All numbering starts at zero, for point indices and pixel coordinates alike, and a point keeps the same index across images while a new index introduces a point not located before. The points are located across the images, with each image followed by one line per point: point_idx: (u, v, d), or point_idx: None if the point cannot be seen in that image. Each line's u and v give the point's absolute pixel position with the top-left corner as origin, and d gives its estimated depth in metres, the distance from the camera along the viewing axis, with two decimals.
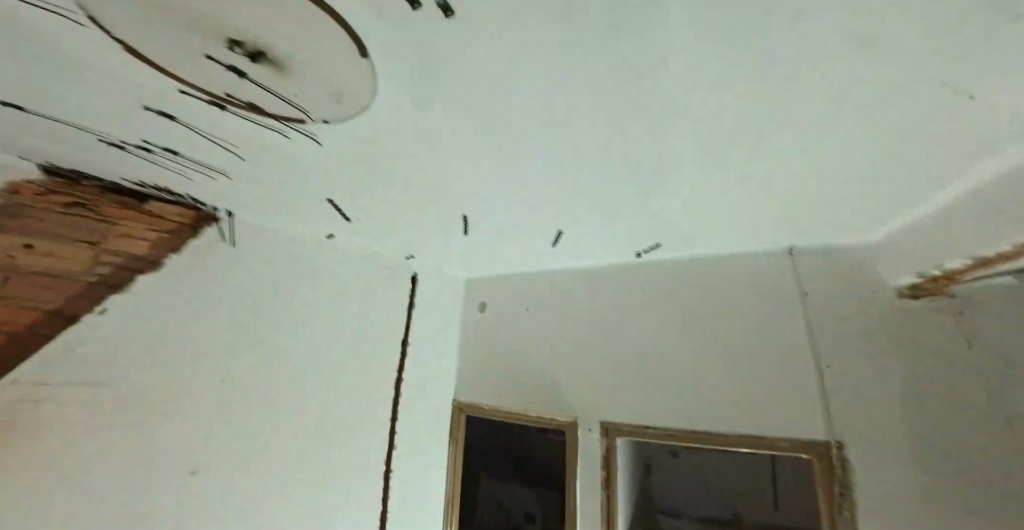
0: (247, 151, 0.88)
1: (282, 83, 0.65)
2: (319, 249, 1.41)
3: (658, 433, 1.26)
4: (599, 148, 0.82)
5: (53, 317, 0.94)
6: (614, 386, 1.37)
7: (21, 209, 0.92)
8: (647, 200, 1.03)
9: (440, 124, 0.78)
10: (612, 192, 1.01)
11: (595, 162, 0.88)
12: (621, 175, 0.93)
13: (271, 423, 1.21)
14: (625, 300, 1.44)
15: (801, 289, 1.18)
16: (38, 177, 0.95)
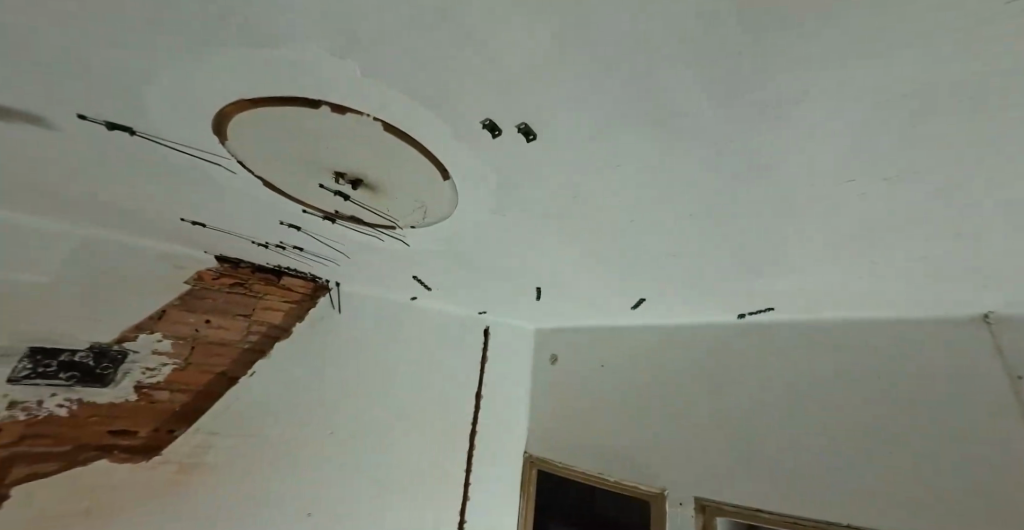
0: (352, 245, 1.06)
1: (376, 201, 0.78)
2: (404, 310, 1.58)
3: (776, 519, 1.08)
4: (665, 237, 0.84)
5: (218, 375, 1.22)
6: (694, 458, 1.28)
7: (205, 293, 1.26)
8: (718, 274, 1.02)
9: (513, 224, 0.86)
10: (680, 269, 1.02)
11: (662, 247, 0.90)
12: (689, 258, 0.94)
13: (363, 467, 1.38)
14: (708, 362, 1.34)
15: (1009, 370, 0.89)
16: (216, 269, 1.29)
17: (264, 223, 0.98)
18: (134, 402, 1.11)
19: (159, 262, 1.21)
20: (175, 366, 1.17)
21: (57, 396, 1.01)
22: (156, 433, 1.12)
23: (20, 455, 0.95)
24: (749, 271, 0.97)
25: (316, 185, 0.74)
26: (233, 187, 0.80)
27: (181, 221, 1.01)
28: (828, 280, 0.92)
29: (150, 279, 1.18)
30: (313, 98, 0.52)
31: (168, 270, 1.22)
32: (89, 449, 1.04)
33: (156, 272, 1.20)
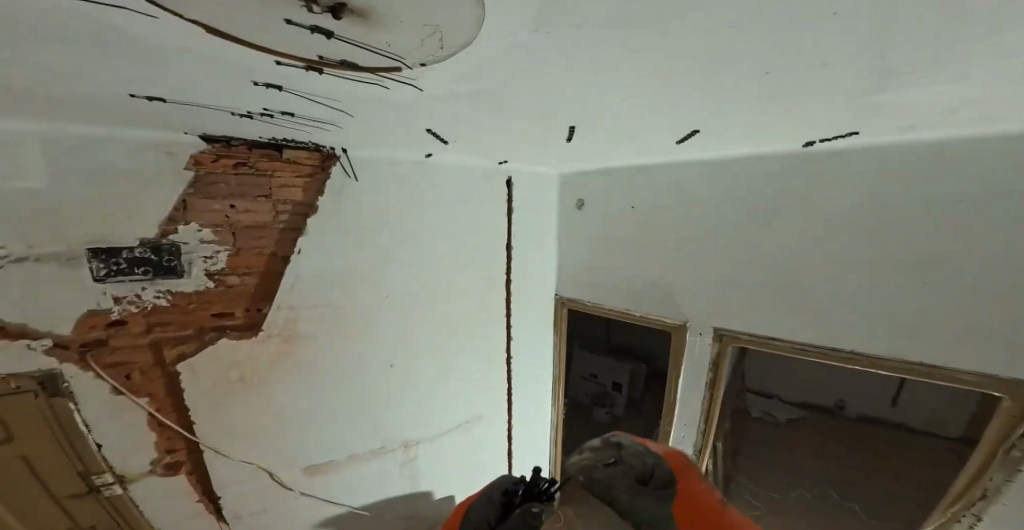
0: (354, 107, 0.90)
1: (374, 37, 0.59)
2: (422, 170, 1.48)
3: (786, 346, 1.28)
4: (741, 66, 0.67)
5: (275, 257, 1.30)
6: (716, 286, 1.40)
7: (214, 178, 1.18)
8: (793, 105, 0.86)
9: (550, 59, 0.68)
10: (745, 101, 0.86)
11: (734, 78, 0.73)
12: (761, 88, 0.78)
13: (417, 318, 1.57)
14: (738, 199, 1.32)
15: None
16: (209, 151, 1.16)
17: (242, 90, 0.79)
18: (216, 288, 1.22)
19: (147, 150, 1.07)
20: (229, 252, 1.23)
21: (148, 290, 1.12)
22: (249, 311, 1.28)
23: (160, 340, 1.16)
24: (832, 99, 0.81)
25: (284, 22, 0.53)
26: (190, 55, 0.61)
27: (131, 97, 0.80)
28: (946, 102, 0.75)
29: (149, 173, 1.08)
30: None
31: (161, 158, 1.09)
32: (208, 330, 1.22)
33: (150, 163, 1.08)
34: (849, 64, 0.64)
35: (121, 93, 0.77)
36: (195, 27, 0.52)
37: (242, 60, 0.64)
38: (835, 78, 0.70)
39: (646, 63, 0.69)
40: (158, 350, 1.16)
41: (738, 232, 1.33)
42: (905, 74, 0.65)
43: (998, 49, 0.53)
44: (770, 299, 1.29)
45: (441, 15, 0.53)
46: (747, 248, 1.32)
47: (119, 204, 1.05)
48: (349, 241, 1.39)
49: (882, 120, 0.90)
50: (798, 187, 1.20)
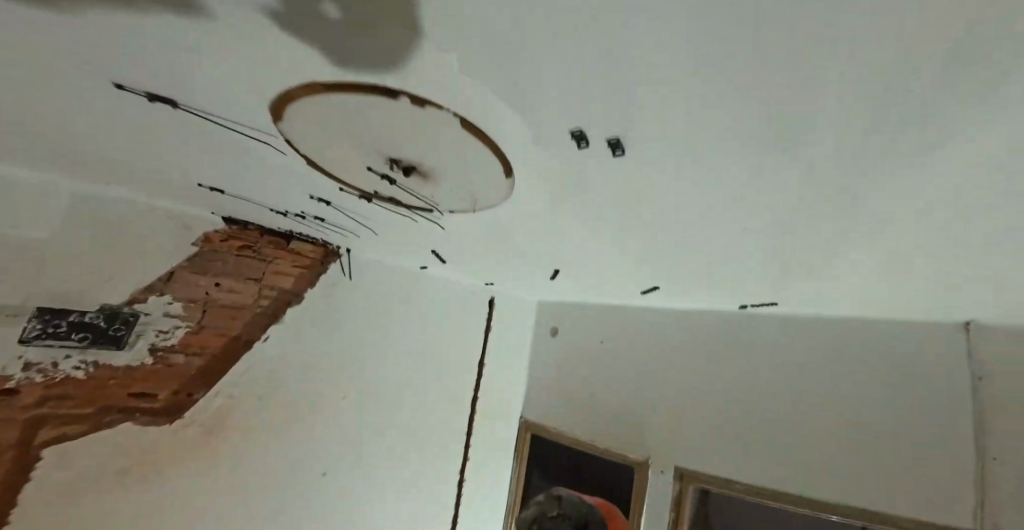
0: (379, 226, 1.06)
1: (425, 186, 0.77)
2: (415, 280, 1.61)
3: (744, 488, 1.27)
4: (691, 233, 0.88)
5: (236, 340, 1.26)
6: (672, 422, 1.46)
7: (214, 256, 1.25)
8: (732, 272, 1.08)
9: (549, 212, 0.88)
10: (699, 267, 1.08)
11: (689, 244, 0.94)
12: (708, 256, 1.00)
13: (372, 426, 1.51)
14: (692, 343, 1.50)
15: (974, 371, 0.99)
16: (222, 232, 1.26)
17: (294, 197, 0.94)
18: (153, 365, 1.14)
19: (164, 225, 1.17)
20: (188, 329, 1.19)
21: (71, 359, 1.03)
22: (176, 395, 1.17)
23: (47, 417, 1.00)
24: (761, 273, 1.04)
25: (365, 167, 0.73)
26: (265, 163, 0.78)
27: (197, 186, 0.96)
28: (831, 284, 1.00)
29: (157, 242, 1.15)
30: (395, 91, 0.52)
31: (176, 232, 1.19)
32: (114, 411, 1.09)
33: (164, 234, 1.17)
34: (765, 245, 0.86)
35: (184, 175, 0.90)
36: (301, 157, 0.73)
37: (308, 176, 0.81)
38: (755, 256, 0.94)
39: (619, 226, 0.91)
40: (33, 428, 0.98)
41: (690, 375, 1.48)
42: (801, 258, 0.89)
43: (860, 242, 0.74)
44: (717, 439, 1.37)
45: (477, 176, 0.72)
46: (696, 392, 1.45)
47: (110, 261, 1.07)
48: (325, 332, 1.42)
49: (792, 295, 1.15)
50: (739, 343, 1.40)
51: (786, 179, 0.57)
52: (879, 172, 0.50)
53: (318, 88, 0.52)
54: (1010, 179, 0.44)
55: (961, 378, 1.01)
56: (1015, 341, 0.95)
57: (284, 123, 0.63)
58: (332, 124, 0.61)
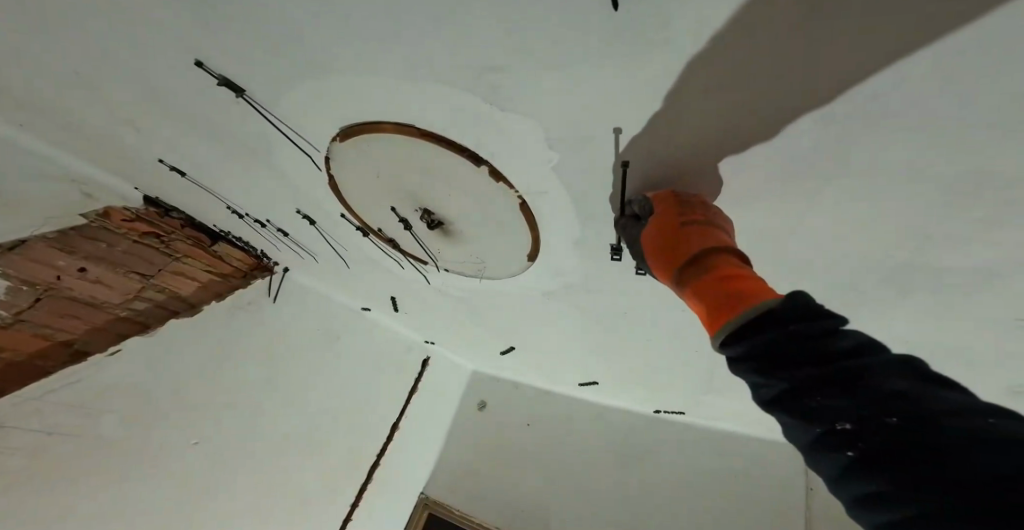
0: (352, 260, 0.97)
1: (437, 243, 0.77)
2: (351, 320, 1.47)
3: None
4: (659, 343, 1.00)
5: (63, 347, 0.88)
6: (591, 515, 1.46)
7: (101, 235, 0.95)
8: (673, 383, 1.22)
9: (546, 293, 0.92)
10: (649, 374, 1.21)
11: (655, 353, 1.06)
12: (661, 367, 1.13)
13: (249, 489, 1.10)
14: (613, 438, 1.59)
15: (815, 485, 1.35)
16: (132, 211, 1.03)
17: (279, 203, 0.83)
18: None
19: (62, 180, 0.93)
20: None
21: None
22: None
23: None
24: (694, 387, 1.21)
25: (388, 207, 0.70)
26: (279, 150, 0.69)
27: (156, 161, 0.83)
28: (741, 400, 1.22)
29: (37, 193, 0.88)
30: (482, 158, 0.59)
31: (72, 193, 0.93)
32: None
33: (54, 189, 0.91)
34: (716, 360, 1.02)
35: (161, 129, 0.73)
36: (323, 172, 0.69)
37: (316, 189, 0.74)
38: (697, 370, 1.10)
39: (604, 325, 0.98)
40: None
41: (606, 464, 1.55)
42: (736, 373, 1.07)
43: None
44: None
45: (508, 243, 0.73)
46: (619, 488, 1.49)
47: None
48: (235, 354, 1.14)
49: (704, 409, 1.36)
50: (652, 442, 1.54)
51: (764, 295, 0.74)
52: (845, 282, 0.68)
53: (409, 131, 0.58)
54: (928, 303, 0.67)
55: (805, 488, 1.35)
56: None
57: (338, 141, 0.63)
58: (395, 160, 0.63)
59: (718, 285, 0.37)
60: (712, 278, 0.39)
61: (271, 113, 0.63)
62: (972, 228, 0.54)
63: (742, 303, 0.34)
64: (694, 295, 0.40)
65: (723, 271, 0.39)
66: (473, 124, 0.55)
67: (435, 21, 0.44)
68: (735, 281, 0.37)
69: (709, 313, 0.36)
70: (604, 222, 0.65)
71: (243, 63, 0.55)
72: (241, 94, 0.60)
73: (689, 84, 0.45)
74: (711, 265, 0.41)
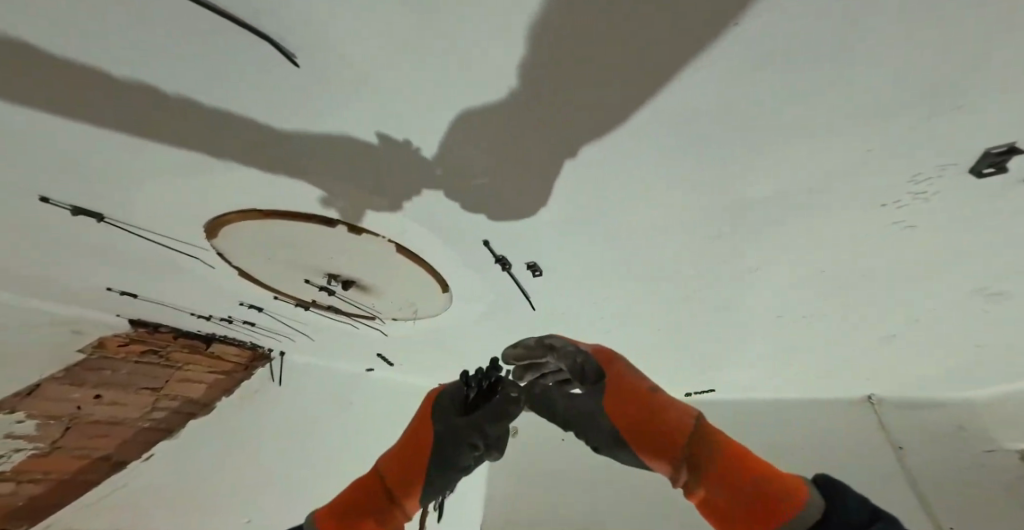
0: (315, 331, 1.01)
1: (365, 298, 0.79)
2: (358, 381, 1.51)
3: None
4: (634, 327, 0.94)
5: (102, 462, 0.99)
6: None
7: (104, 364, 1.07)
8: (680, 364, 1.14)
9: (494, 313, 0.90)
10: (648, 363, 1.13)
11: (636, 338, 0.99)
12: (654, 350, 1.06)
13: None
14: None
15: (895, 443, 1.21)
16: (124, 335, 1.12)
17: (224, 302, 0.89)
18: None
19: (49, 326, 1.02)
20: (33, 453, 0.91)
21: None
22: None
23: None
24: (701, 360, 1.12)
25: (302, 280, 0.74)
26: (187, 263, 0.74)
27: (107, 293, 0.89)
28: (762, 361, 1.12)
29: (36, 344, 0.98)
30: (333, 219, 0.60)
31: (64, 336, 1.03)
32: None
33: (46, 336, 1.01)
34: (698, 324, 0.95)
35: (88, 266, 0.78)
36: (232, 268, 0.73)
37: (238, 282, 0.78)
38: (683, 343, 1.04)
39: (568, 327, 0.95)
40: None
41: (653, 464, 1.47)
42: (732, 333, 0.98)
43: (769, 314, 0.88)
44: None
45: (418, 278, 0.74)
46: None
47: None
48: (254, 437, 1.24)
49: (729, 380, 1.25)
50: None
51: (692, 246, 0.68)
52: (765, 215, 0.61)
53: (254, 214, 0.60)
54: (867, 206, 0.59)
55: (889, 449, 1.21)
56: (903, 408, 1.27)
57: (216, 238, 0.66)
58: (274, 240, 0.65)
59: (740, 482, 0.49)
60: (724, 458, 0.51)
61: (145, 232, 0.67)
62: (854, 126, 0.45)
63: (783, 502, 0.45)
64: (717, 490, 0.50)
65: (723, 454, 0.51)
66: (318, 190, 0.56)
67: (218, 114, 0.44)
68: (751, 473, 0.49)
69: (746, 514, 0.47)
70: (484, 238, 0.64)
71: (106, 194, 0.58)
72: (101, 218, 0.62)
73: (480, 97, 0.42)
74: (704, 448, 0.53)
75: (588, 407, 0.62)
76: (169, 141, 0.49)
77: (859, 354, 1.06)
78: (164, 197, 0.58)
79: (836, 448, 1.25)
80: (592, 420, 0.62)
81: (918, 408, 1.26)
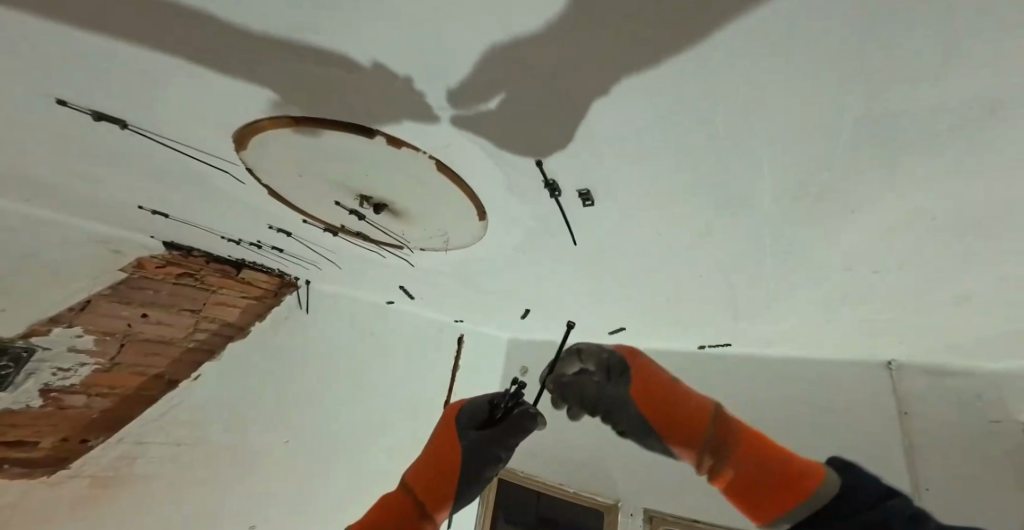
0: (342, 259, 1.00)
1: (396, 225, 0.77)
2: (380, 313, 1.53)
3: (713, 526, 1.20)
4: (666, 276, 0.90)
5: (157, 378, 1.09)
6: (651, 461, 1.39)
7: (145, 284, 1.09)
8: (705, 318, 1.10)
9: (524, 248, 0.87)
10: (672, 315, 1.11)
11: (667, 287, 0.95)
12: (683, 301, 1.02)
13: (317, 466, 1.35)
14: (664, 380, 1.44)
15: (900, 407, 1.06)
16: (160, 257, 1.12)
17: (252, 225, 0.88)
18: (40, 408, 0.93)
19: (81, 243, 1.01)
20: (97, 367, 1.00)
21: None
22: (66, 442, 0.96)
23: None
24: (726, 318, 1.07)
25: (332, 202, 0.71)
26: (217, 180, 0.72)
27: (138, 210, 0.88)
28: (794, 327, 1.06)
29: (76, 262, 0.99)
30: (371, 129, 0.54)
31: (101, 254, 1.03)
32: None
33: (86, 255, 1.01)
34: (736, 284, 0.89)
35: (116, 178, 0.76)
36: (262, 186, 0.70)
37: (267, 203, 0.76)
38: (717, 297, 0.96)
39: (600, 266, 0.91)
40: None
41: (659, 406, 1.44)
42: (764, 297, 0.92)
43: (814, 281, 0.81)
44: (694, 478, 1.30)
45: (453, 206, 0.71)
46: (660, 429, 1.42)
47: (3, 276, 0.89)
48: (282, 366, 1.31)
49: (758, 339, 1.19)
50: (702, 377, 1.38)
51: (742, 205, 0.62)
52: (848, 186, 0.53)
53: (285, 123, 0.55)
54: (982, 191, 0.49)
55: (890, 415, 1.07)
56: (929, 377, 1.06)
57: (245, 150, 0.62)
58: (307, 156, 0.61)
59: (749, 459, 0.58)
60: (741, 434, 0.60)
61: (178, 143, 0.63)
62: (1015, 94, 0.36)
63: (790, 470, 0.56)
64: (732, 468, 0.58)
65: (747, 437, 0.59)
66: (353, 110, 0.51)
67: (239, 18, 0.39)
68: (769, 457, 0.57)
69: (755, 490, 0.56)
70: (530, 166, 0.59)
71: (131, 103, 0.54)
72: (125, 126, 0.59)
73: (548, 21, 0.35)
74: (726, 435, 0.60)
75: (619, 394, 0.66)
76: (197, 49, 0.44)
77: (903, 336, 0.97)
78: (192, 108, 0.54)
79: (827, 402, 1.17)
80: (618, 407, 0.66)
81: (943, 377, 1.03)
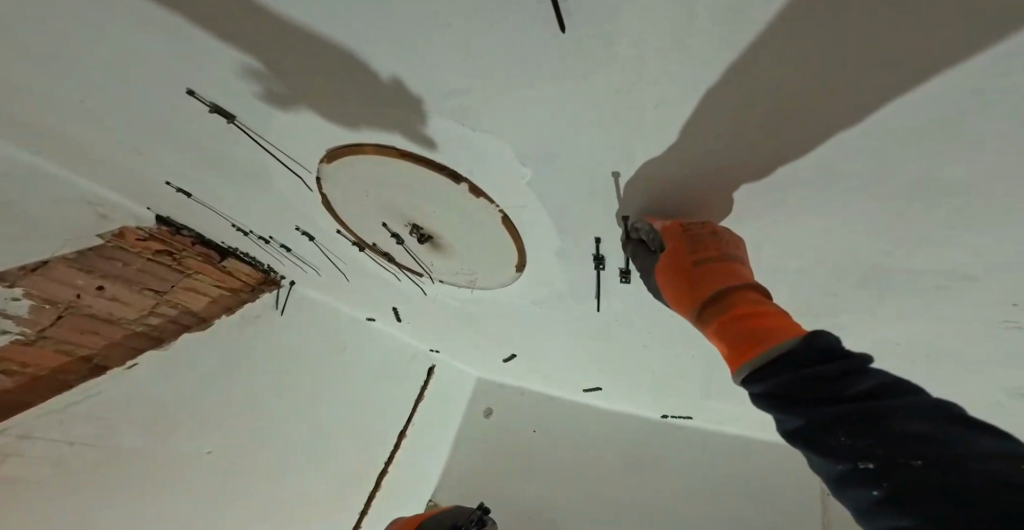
0: (353, 274, 1.03)
1: (428, 255, 0.84)
2: (355, 328, 1.49)
3: None
4: (658, 348, 0.99)
5: (84, 362, 0.93)
6: None
7: (115, 255, 1.02)
8: (678, 391, 1.18)
9: (537, 301, 0.94)
10: (648, 383, 1.19)
11: (654, 358, 1.04)
12: (666, 373, 1.10)
13: (255, 485, 1.14)
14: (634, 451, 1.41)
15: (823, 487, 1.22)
16: (144, 231, 1.09)
17: (282, 220, 0.92)
18: None
19: (62, 198, 0.97)
20: (18, 338, 0.84)
21: None
22: None
23: None
24: (696, 394, 1.17)
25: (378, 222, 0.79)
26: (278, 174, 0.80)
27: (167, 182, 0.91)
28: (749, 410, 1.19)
29: (54, 214, 0.94)
30: (460, 176, 0.66)
31: (83, 213, 0.99)
32: None
33: (65, 212, 0.96)
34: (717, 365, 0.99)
35: (179, 131, 0.77)
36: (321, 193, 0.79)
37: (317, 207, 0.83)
38: (694, 375, 1.07)
39: (598, 331, 0.99)
40: None
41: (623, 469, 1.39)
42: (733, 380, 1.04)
43: None
44: None
45: (492, 250, 0.78)
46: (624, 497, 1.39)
47: None
48: (242, 364, 1.18)
49: (715, 416, 1.30)
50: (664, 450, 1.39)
51: None
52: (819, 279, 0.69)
53: (387, 151, 0.66)
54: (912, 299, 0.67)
55: (815, 493, 1.22)
56: None
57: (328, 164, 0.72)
58: (383, 180, 0.71)
59: (744, 323, 0.43)
60: (742, 322, 0.43)
61: (265, 142, 0.74)
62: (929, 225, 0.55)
63: (764, 342, 0.39)
64: (717, 331, 0.46)
65: (743, 311, 0.45)
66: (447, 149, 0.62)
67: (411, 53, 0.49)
68: (758, 321, 0.42)
69: (734, 346, 0.42)
70: (579, 227, 0.69)
71: (268, 82, 0.61)
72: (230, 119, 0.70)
73: (649, 109, 0.49)
74: (730, 302, 0.47)
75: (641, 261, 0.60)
76: (350, 66, 0.54)
77: None
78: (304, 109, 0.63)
79: (772, 481, 1.27)
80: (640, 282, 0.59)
81: None
